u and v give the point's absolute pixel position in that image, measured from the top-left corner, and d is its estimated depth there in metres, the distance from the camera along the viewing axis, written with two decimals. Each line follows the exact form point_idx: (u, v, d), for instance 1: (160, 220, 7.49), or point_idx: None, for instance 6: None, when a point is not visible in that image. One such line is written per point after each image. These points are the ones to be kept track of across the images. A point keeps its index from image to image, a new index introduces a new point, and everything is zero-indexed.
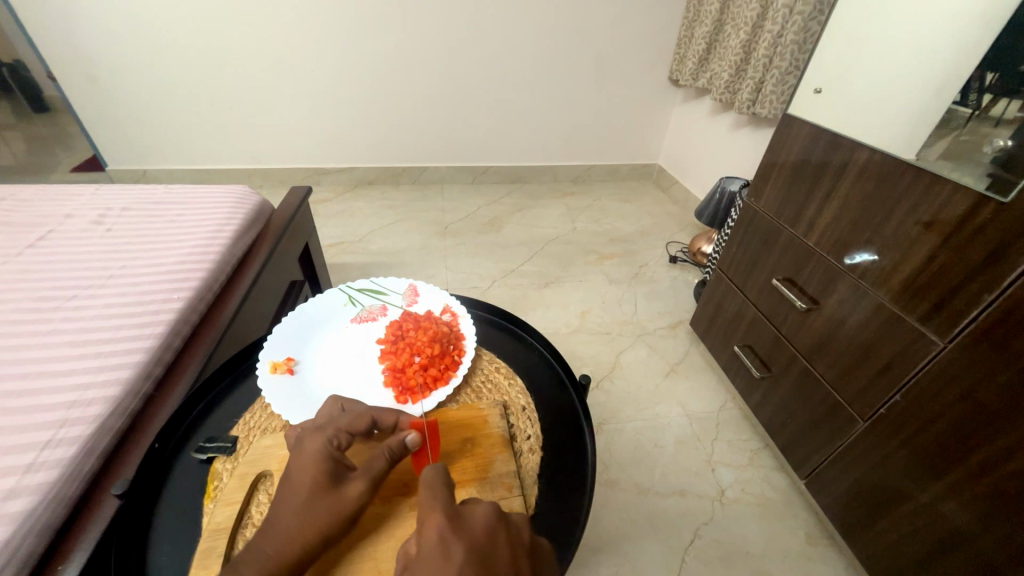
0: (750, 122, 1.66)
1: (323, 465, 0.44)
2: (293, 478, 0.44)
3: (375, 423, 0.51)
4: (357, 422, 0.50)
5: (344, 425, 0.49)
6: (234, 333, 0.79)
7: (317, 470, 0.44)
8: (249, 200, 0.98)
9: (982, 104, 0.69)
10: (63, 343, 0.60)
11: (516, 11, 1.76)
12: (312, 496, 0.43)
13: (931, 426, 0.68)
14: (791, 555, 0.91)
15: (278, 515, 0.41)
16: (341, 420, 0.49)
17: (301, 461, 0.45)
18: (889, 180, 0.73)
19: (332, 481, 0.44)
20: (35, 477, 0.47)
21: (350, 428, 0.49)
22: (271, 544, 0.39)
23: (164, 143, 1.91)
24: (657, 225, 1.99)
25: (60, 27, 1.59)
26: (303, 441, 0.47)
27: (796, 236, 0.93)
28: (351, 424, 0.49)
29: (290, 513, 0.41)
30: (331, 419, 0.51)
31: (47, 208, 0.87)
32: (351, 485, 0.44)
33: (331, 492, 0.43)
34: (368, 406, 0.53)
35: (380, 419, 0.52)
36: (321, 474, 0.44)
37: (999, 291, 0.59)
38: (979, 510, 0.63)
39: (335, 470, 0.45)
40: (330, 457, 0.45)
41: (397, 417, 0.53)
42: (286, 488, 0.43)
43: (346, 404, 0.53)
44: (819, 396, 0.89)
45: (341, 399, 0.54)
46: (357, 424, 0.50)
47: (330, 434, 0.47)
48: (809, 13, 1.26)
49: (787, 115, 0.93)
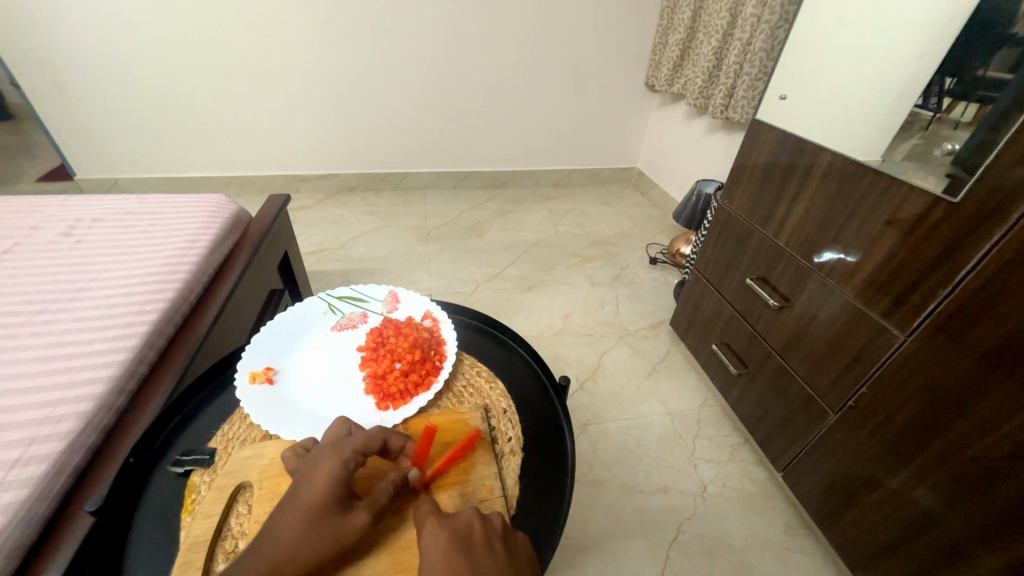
0: (723, 126, 1.71)
1: (335, 488, 0.44)
2: (303, 494, 0.43)
3: (384, 445, 0.51)
4: (370, 444, 0.49)
5: (359, 446, 0.48)
6: (210, 345, 0.78)
7: (327, 493, 0.43)
8: (226, 209, 0.97)
9: (943, 108, 0.75)
10: (29, 359, 0.58)
11: (496, 19, 1.78)
12: (319, 518, 0.42)
13: (896, 415, 0.71)
14: (771, 544, 0.93)
15: (286, 540, 0.40)
16: (355, 441, 0.48)
17: (313, 481, 0.44)
18: (851, 181, 0.76)
19: (338, 506, 0.43)
20: (4, 495, 0.46)
21: (364, 449, 0.48)
22: (266, 562, 0.38)
23: (136, 151, 1.86)
24: (637, 227, 2.04)
25: (21, 32, 1.53)
26: (318, 460, 0.46)
27: (767, 237, 0.97)
28: (366, 445, 0.49)
29: (296, 535, 0.40)
30: (339, 442, 0.49)
31: (12, 219, 0.84)
32: (356, 514, 0.44)
33: (337, 517, 0.43)
34: (376, 426, 0.52)
35: (388, 439, 0.51)
36: (331, 496, 0.43)
37: (953, 286, 0.63)
38: (942, 494, 0.66)
39: (343, 496, 0.44)
40: (343, 481, 0.45)
41: (405, 442, 0.53)
42: (295, 504, 0.43)
43: (350, 431, 0.51)
44: (793, 390, 0.92)
45: (348, 421, 0.52)
46: (372, 445, 0.49)
47: (347, 456, 0.47)
48: (775, 23, 1.31)
49: (756, 121, 0.96)
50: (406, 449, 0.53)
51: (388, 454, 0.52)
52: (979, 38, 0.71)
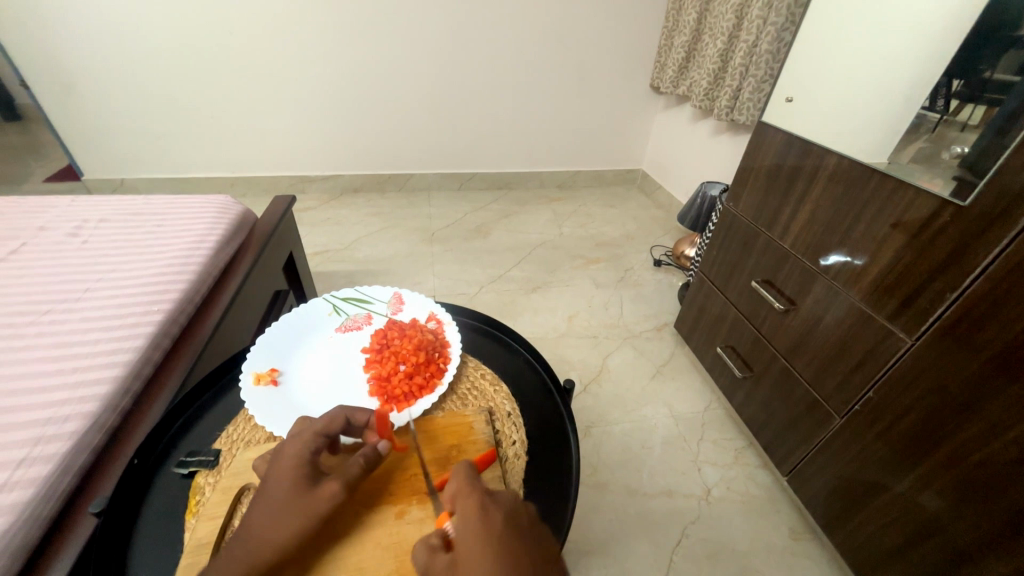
0: (729, 128, 1.70)
1: (300, 466, 0.45)
2: (273, 479, 0.44)
3: (348, 421, 0.51)
4: (332, 423, 0.50)
5: (319, 426, 0.49)
6: (216, 345, 0.78)
7: (294, 473, 0.44)
8: (232, 209, 0.97)
9: (950, 109, 0.74)
10: (37, 359, 0.58)
11: (500, 20, 1.79)
12: (289, 497, 0.43)
13: (902, 420, 0.70)
14: (776, 549, 0.93)
15: (262, 525, 0.42)
16: (316, 423, 0.49)
17: (280, 464, 0.45)
18: (857, 184, 0.76)
19: (306, 482, 0.44)
20: (9, 495, 0.46)
21: (326, 430, 0.49)
22: (245, 547, 0.40)
23: (143, 152, 1.87)
24: (642, 229, 2.03)
25: (31, 34, 1.55)
26: (282, 446, 0.47)
27: (772, 240, 0.96)
28: (326, 425, 0.49)
29: (269, 517, 0.42)
30: (301, 425, 0.50)
31: (21, 220, 0.85)
32: (324, 486, 0.44)
33: (305, 491, 0.43)
34: (338, 406, 0.52)
35: (351, 415, 0.52)
36: (298, 474, 0.44)
37: (960, 290, 0.62)
38: (949, 500, 0.65)
39: (310, 473, 0.45)
40: (308, 459, 0.46)
41: (369, 416, 0.52)
42: (265, 489, 0.44)
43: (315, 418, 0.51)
44: (798, 393, 0.91)
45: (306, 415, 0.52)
46: (333, 424, 0.50)
47: (309, 437, 0.47)
48: (782, 25, 1.30)
49: (762, 123, 0.96)
50: (372, 424, 0.53)
51: (355, 429, 0.52)
52: (987, 40, 0.70)
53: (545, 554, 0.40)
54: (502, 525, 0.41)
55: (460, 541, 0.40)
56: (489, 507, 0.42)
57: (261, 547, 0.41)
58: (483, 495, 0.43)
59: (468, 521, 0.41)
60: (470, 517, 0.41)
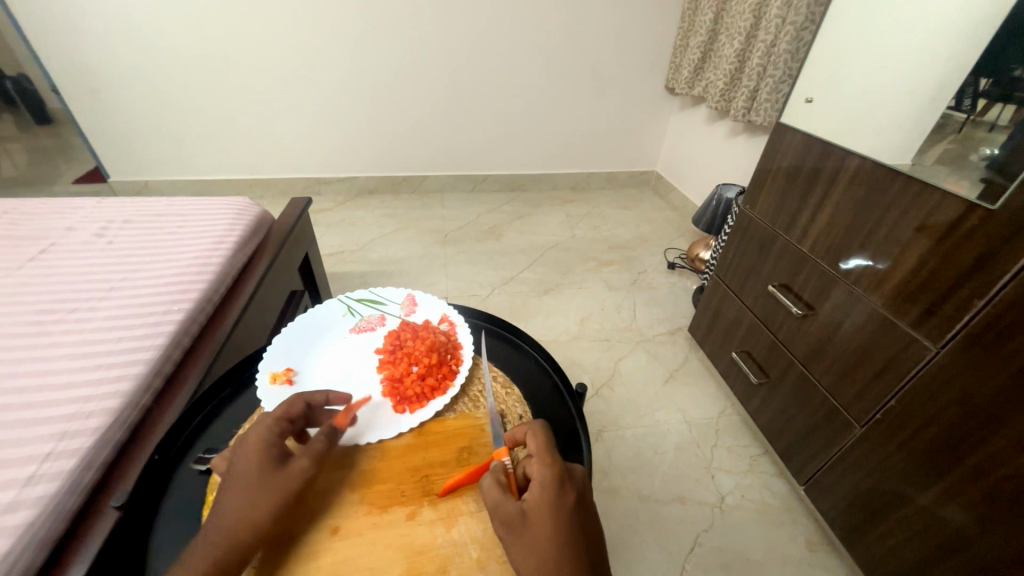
0: (746, 129, 1.67)
1: (267, 450, 0.46)
2: (241, 464, 0.45)
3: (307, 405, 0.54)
4: (291, 408, 0.52)
5: (280, 412, 0.50)
6: (233, 345, 0.80)
7: (261, 456, 0.46)
8: (250, 211, 0.99)
9: (977, 109, 0.71)
10: (63, 356, 0.60)
11: (514, 22, 1.79)
12: (261, 479, 0.44)
13: (925, 430, 0.68)
14: (792, 559, 0.91)
15: (237, 506, 0.43)
16: (276, 409, 0.51)
17: (245, 450, 0.46)
18: (881, 186, 0.74)
19: (275, 462, 0.46)
20: (36, 489, 0.47)
21: (287, 414, 0.51)
22: (221, 532, 0.42)
23: (166, 154, 1.92)
24: (656, 231, 2.01)
25: (61, 41, 1.61)
26: (246, 434, 0.48)
27: (790, 243, 0.94)
28: (286, 410, 0.51)
29: (243, 498, 0.43)
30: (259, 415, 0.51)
31: (50, 220, 0.88)
32: (294, 464, 0.46)
33: (275, 472, 0.45)
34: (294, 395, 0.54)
35: (310, 399, 0.54)
36: (265, 457, 0.46)
37: (989, 297, 0.60)
38: (975, 514, 0.63)
39: (277, 454, 0.47)
40: (274, 443, 0.47)
41: (326, 395, 0.55)
42: (234, 476, 0.45)
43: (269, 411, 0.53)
44: (816, 400, 0.89)
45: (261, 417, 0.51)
46: (293, 409, 0.52)
47: (271, 421, 0.49)
48: (802, 23, 1.27)
49: (781, 123, 0.94)
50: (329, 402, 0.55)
51: (316, 412, 0.55)
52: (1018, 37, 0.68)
53: (598, 542, 0.44)
54: (573, 506, 0.44)
55: (533, 501, 0.43)
56: (565, 485, 0.45)
57: (241, 527, 0.42)
58: (562, 470, 0.45)
59: (543, 489, 0.44)
60: (546, 487, 0.44)
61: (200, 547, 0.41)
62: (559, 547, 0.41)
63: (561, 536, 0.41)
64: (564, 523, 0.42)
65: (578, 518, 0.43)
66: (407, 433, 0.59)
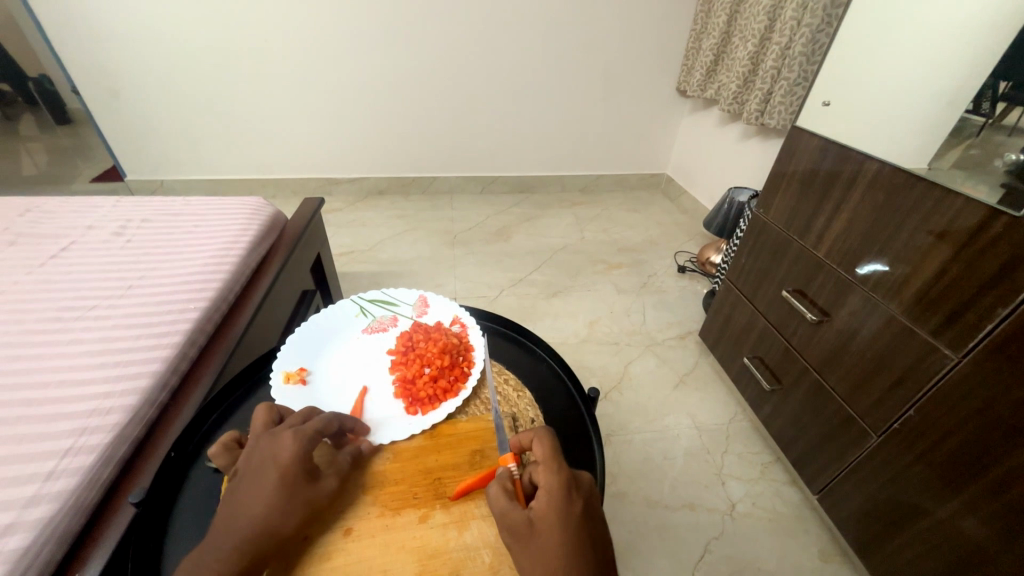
0: (758, 132, 1.66)
1: (301, 463, 0.46)
2: (270, 471, 0.45)
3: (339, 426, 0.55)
4: (327, 425, 0.52)
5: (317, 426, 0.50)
6: (247, 344, 0.80)
7: (293, 467, 0.46)
8: (264, 211, 1.01)
9: (996, 113, 0.70)
10: (82, 352, 0.61)
11: (526, 25, 1.79)
12: (290, 489, 0.45)
13: (945, 441, 0.67)
14: (804, 570, 0.89)
15: (255, 509, 0.43)
16: (316, 423, 0.51)
17: (276, 459, 0.46)
18: (900, 191, 0.72)
19: (306, 476, 0.46)
20: (56, 483, 0.48)
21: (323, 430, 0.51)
22: (236, 537, 0.41)
23: (181, 154, 1.95)
24: (666, 234, 2.00)
25: (82, 43, 1.64)
26: (276, 440, 0.47)
27: (805, 248, 0.93)
28: (324, 426, 0.51)
29: (268, 506, 0.43)
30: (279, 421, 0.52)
31: (70, 219, 0.89)
32: (323, 483, 0.48)
33: (305, 487, 0.46)
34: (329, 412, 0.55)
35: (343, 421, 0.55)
36: (298, 469, 0.46)
37: (1014, 306, 0.58)
38: (996, 528, 0.61)
39: (308, 468, 0.47)
40: (307, 456, 0.47)
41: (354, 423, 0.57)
42: (259, 481, 0.44)
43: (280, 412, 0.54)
44: (831, 408, 0.88)
45: (274, 409, 0.54)
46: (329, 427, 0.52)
47: (309, 434, 0.49)
48: (817, 26, 1.26)
49: (796, 127, 0.93)
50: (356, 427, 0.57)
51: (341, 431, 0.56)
52: None
53: (608, 551, 0.43)
54: (580, 514, 0.43)
55: (540, 509, 0.43)
56: (571, 493, 0.44)
57: (259, 535, 0.42)
58: (568, 477, 0.45)
59: (550, 496, 0.43)
60: (552, 493, 0.44)
61: (214, 549, 0.41)
62: (568, 554, 0.40)
63: (568, 544, 0.41)
64: (572, 530, 0.42)
65: (585, 526, 0.43)
66: (419, 435, 0.59)
